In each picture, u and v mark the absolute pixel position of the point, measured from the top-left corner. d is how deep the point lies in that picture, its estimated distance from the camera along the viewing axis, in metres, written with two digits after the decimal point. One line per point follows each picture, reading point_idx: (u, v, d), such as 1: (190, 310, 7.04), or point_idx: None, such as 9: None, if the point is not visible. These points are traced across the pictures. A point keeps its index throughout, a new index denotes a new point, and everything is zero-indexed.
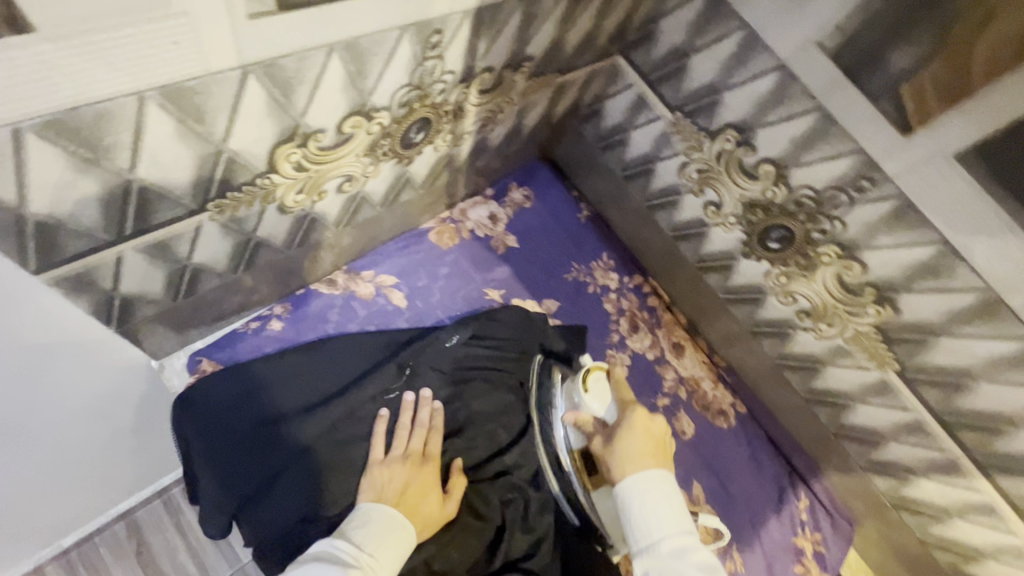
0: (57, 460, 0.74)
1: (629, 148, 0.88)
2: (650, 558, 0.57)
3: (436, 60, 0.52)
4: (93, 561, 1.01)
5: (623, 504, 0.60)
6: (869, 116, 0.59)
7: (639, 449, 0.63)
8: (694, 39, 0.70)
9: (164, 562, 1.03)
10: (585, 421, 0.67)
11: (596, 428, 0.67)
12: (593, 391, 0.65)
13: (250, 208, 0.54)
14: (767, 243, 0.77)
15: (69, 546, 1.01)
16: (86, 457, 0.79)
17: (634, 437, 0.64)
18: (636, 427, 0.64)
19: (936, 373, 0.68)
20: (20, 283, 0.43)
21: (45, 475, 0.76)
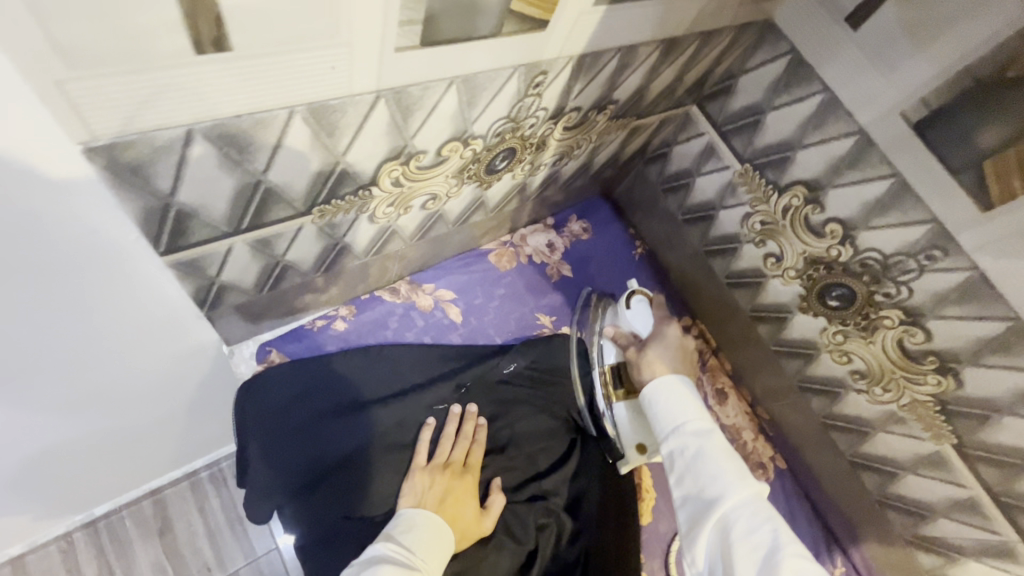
0: (120, 424, 0.79)
1: (693, 193, 0.90)
2: (684, 460, 0.59)
3: (534, 97, 0.56)
4: (119, 533, 1.06)
5: (650, 403, 0.64)
6: (949, 188, 0.60)
7: (670, 361, 0.68)
8: (773, 97, 0.73)
9: (184, 545, 1.08)
10: (622, 337, 0.74)
11: (631, 342, 0.73)
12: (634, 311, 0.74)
13: (346, 216, 0.58)
14: (827, 300, 0.77)
15: (99, 516, 1.06)
16: (145, 426, 0.84)
17: (667, 353, 0.69)
18: (669, 344, 0.70)
19: (996, 452, 0.66)
20: (141, 258, 0.48)
21: (108, 437, 0.81)
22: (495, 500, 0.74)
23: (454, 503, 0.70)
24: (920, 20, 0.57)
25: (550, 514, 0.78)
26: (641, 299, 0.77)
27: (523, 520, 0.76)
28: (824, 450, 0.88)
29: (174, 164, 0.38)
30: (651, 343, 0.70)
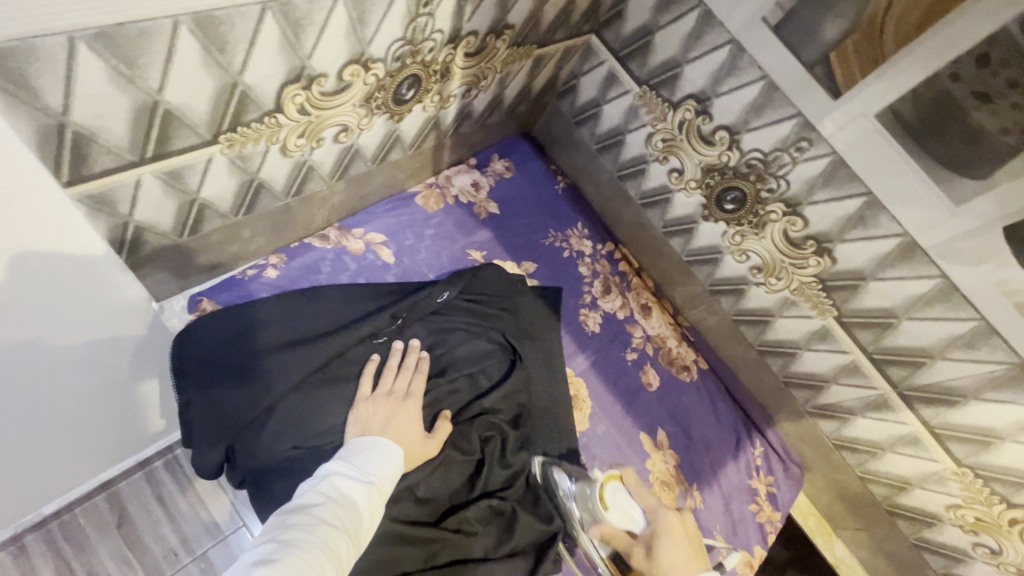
0: (73, 421, 0.77)
1: (601, 122, 0.96)
2: None
3: (427, 17, 0.59)
4: (74, 533, 1.00)
5: None
6: (806, 82, 0.68)
7: (681, 557, 0.64)
8: (658, 17, 0.79)
9: (147, 536, 1.03)
10: (614, 537, 0.69)
11: (626, 541, 0.69)
12: (613, 508, 0.67)
13: (256, 147, 0.60)
14: (723, 204, 0.85)
15: (49, 516, 0.98)
16: (82, 424, 0.81)
17: (671, 546, 0.65)
18: (672, 536, 0.66)
19: (867, 316, 0.77)
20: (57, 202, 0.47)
21: (45, 443, 0.78)
22: (441, 423, 0.78)
23: (400, 428, 0.74)
24: None
25: (496, 427, 0.84)
26: (616, 490, 0.68)
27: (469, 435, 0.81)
28: (737, 344, 0.98)
29: (62, 75, 0.39)
30: (651, 536, 0.67)
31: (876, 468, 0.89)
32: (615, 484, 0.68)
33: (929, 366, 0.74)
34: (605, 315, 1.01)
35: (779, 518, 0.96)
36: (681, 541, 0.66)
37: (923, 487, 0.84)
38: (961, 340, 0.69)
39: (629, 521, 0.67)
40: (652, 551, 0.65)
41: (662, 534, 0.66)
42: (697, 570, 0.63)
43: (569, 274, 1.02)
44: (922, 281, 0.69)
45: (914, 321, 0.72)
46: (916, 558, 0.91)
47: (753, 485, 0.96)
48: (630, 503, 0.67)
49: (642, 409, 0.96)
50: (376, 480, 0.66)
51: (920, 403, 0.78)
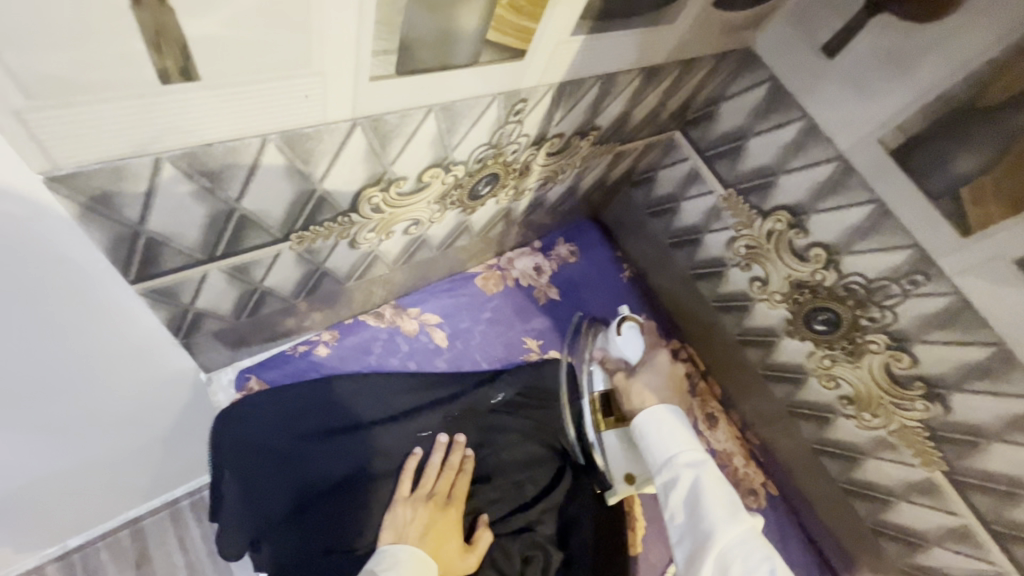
0: (104, 457, 0.76)
1: (678, 217, 0.91)
2: (673, 468, 0.57)
3: (516, 124, 0.56)
4: (93, 567, 0.96)
5: (641, 435, 0.60)
6: (927, 213, 0.61)
7: (660, 386, 0.63)
8: (755, 123, 0.74)
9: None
10: (610, 362, 0.66)
11: (618, 366, 0.66)
12: (625, 336, 0.65)
13: (326, 241, 0.57)
14: (813, 323, 0.77)
15: (73, 548, 0.96)
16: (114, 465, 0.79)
17: (656, 373, 0.64)
18: (660, 369, 0.64)
19: (987, 479, 0.66)
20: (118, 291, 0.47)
21: (77, 476, 0.77)
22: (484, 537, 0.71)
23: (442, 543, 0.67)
24: (896, 50, 0.58)
25: (540, 547, 0.75)
26: (631, 325, 0.66)
27: (509, 553, 0.73)
28: (815, 474, 0.87)
29: (143, 190, 0.37)
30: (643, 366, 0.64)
31: None
32: (633, 322, 0.67)
33: None
34: None
35: None
36: (671, 375, 0.64)
37: None
38: None
39: (631, 353, 0.64)
40: (634, 371, 0.63)
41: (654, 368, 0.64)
42: (671, 401, 0.62)
43: None
44: None
45: None
46: None
47: None
48: (639, 342, 0.65)
49: None
50: None
51: None
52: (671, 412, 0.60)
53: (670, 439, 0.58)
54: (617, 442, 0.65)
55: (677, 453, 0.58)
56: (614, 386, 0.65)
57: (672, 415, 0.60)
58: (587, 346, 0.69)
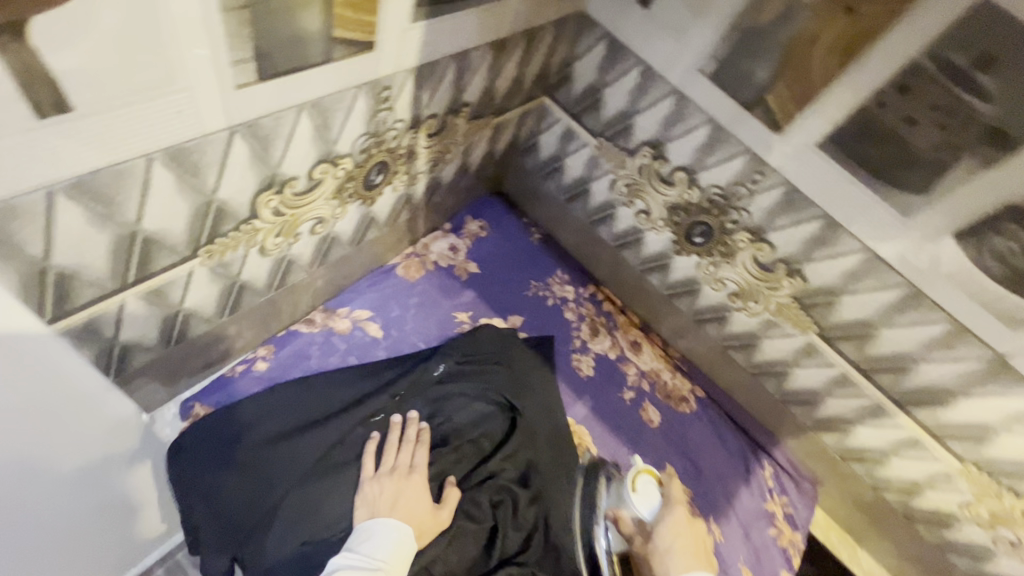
0: None
1: (566, 174, 1.00)
2: None
3: (387, 111, 0.62)
4: None
5: None
6: (749, 121, 0.73)
7: (677, 545, 0.64)
8: (604, 75, 0.84)
9: None
10: (624, 522, 0.68)
11: (636, 531, 0.67)
12: (640, 492, 0.65)
13: (236, 252, 0.61)
14: (693, 238, 0.89)
15: None
16: None
17: (668, 532, 0.65)
18: (684, 533, 0.64)
19: (846, 329, 0.79)
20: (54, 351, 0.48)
21: None
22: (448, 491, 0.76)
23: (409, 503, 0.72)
24: None
25: (506, 490, 0.82)
26: (645, 477, 0.66)
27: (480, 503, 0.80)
28: (729, 368, 1.00)
29: (42, 226, 0.41)
30: (658, 526, 0.65)
31: (884, 473, 0.90)
32: (648, 475, 0.67)
33: (913, 370, 0.76)
34: (597, 357, 1.02)
35: (801, 539, 0.95)
36: (693, 538, 0.65)
37: (932, 488, 0.85)
38: (940, 343, 0.71)
39: (644, 505, 0.65)
40: (652, 533, 0.65)
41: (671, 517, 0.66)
42: (696, 566, 0.62)
43: (556, 321, 1.04)
44: (891, 292, 0.72)
45: (892, 329, 0.75)
46: (943, 562, 0.90)
47: (770, 508, 0.96)
48: (652, 489, 0.66)
49: (648, 446, 0.96)
50: (385, 567, 0.64)
51: (914, 406, 0.79)
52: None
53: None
54: None
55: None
56: (633, 552, 0.67)
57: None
58: (600, 503, 0.70)
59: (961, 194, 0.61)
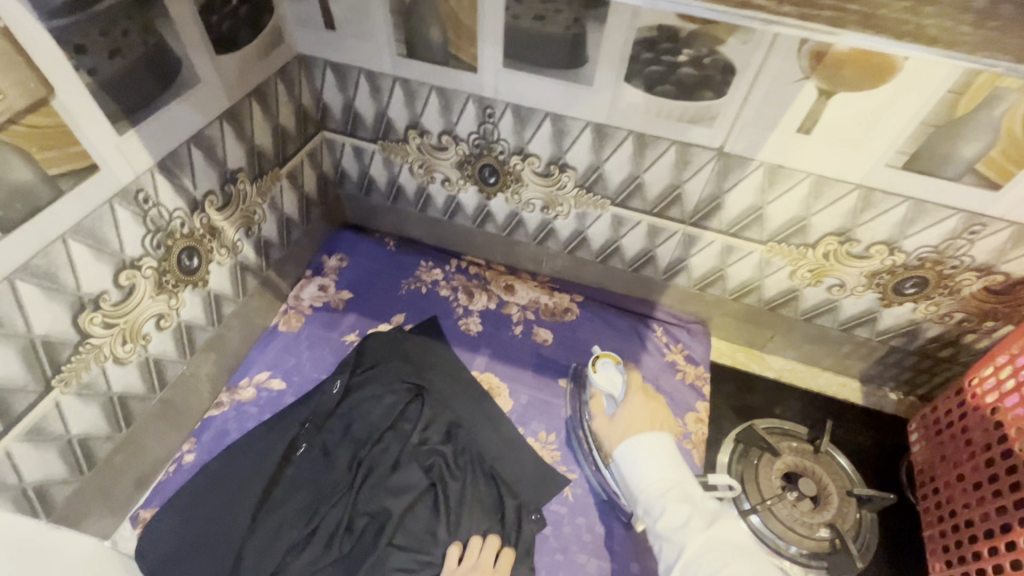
0: None
1: (378, 182, 1.13)
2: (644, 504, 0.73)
3: (157, 207, 0.75)
4: None
5: (621, 464, 0.77)
6: (454, 74, 0.86)
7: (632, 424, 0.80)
8: (347, 93, 0.97)
9: None
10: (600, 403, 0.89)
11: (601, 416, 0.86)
12: (598, 371, 0.92)
13: (91, 371, 0.72)
14: (488, 180, 1.02)
15: None
16: None
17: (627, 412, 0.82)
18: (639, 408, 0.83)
19: (624, 189, 0.92)
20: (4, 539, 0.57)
21: None
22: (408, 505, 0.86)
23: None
24: (352, 3, 0.83)
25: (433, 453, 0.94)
26: (604, 361, 0.93)
27: (413, 474, 0.91)
28: (585, 267, 1.13)
29: None
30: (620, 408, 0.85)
31: (733, 285, 1.02)
32: (606, 359, 0.93)
33: (683, 196, 0.89)
34: (480, 313, 1.14)
35: (706, 370, 1.06)
36: (645, 416, 0.81)
37: (767, 277, 0.97)
38: (680, 163, 0.85)
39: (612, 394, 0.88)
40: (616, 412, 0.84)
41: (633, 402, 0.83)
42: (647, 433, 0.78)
43: (435, 302, 1.16)
44: (627, 145, 0.85)
45: (649, 172, 0.88)
46: (817, 329, 1.03)
47: (671, 359, 1.08)
48: (613, 373, 0.91)
49: (550, 362, 1.08)
50: None
51: (707, 222, 0.92)
52: (657, 438, 0.77)
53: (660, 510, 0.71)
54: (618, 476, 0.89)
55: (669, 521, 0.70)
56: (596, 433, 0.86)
57: (647, 442, 0.76)
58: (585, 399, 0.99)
59: (607, 50, 0.74)
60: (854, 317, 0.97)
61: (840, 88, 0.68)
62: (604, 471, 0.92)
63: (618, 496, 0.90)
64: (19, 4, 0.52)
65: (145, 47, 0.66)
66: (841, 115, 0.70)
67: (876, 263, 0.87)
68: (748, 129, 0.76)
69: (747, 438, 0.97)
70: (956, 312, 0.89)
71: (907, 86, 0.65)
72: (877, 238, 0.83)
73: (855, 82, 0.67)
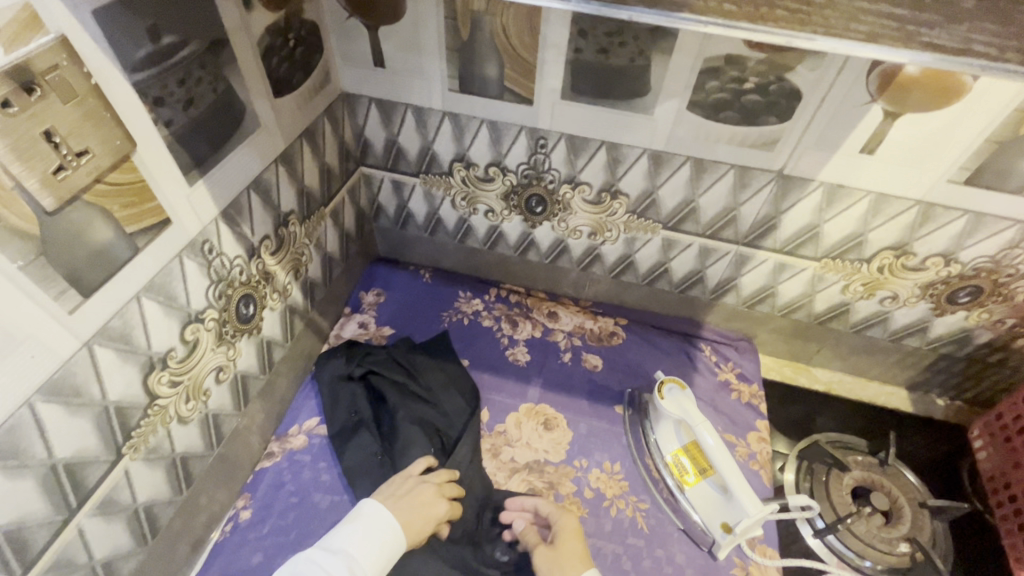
0: None
1: (416, 215, 1.11)
2: None
3: (220, 257, 0.72)
4: None
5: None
6: (508, 106, 0.85)
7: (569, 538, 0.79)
8: (391, 129, 0.96)
9: None
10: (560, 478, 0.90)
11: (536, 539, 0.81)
12: (666, 397, 0.92)
13: (157, 433, 0.68)
14: (534, 210, 1.01)
15: None
16: None
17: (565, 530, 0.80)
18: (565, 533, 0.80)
19: (677, 213, 0.92)
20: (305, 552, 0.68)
21: None
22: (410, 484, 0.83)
23: None
24: (405, 40, 0.82)
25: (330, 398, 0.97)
26: (670, 386, 0.93)
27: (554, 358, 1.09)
28: (630, 289, 1.12)
29: None
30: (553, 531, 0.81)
31: (783, 301, 1.02)
32: (672, 384, 0.93)
33: (737, 218, 0.90)
34: (526, 342, 1.12)
35: (760, 388, 1.06)
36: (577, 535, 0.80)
37: (818, 292, 0.98)
38: (737, 187, 0.85)
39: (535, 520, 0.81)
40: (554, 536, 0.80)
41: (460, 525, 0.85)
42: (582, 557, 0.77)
43: (478, 334, 1.12)
44: (682, 170, 0.86)
45: (704, 196, 0.88)
46: (866, 341, 1.04)
47: (723, 378, 1.07)
48: (682, 396, 0.91)
49: (603, 389, 1.06)
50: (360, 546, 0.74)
51: (759, 241, 0.92)
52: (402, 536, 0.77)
53: (356, 531, 0.74)
54: (696, 503, 0.89)
55: (351, 539, 0.73)
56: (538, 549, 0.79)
57: (397, 536, 0.76)
58: (652, 422, 0.98)
59: (671, 79, 0.75)
60: (905, 327, 0.99)
61: (908, 109, 0.69)
62: (676, 495, 0.91)
63: (694, 520, 0.89)
64: (107, 59, 0.50)
65: (215, 95, 0.64)
66: (905, 134, 0.72)
67: (931, 274, 0.88)
68: (811, 151, 0.77)
69: (810, 454, 0.97)
70: (1009, 318, 0.91)
71: (974, 104, 0.67)
72: (935, 250, 0.84)
73: (921, 104, 0.68)
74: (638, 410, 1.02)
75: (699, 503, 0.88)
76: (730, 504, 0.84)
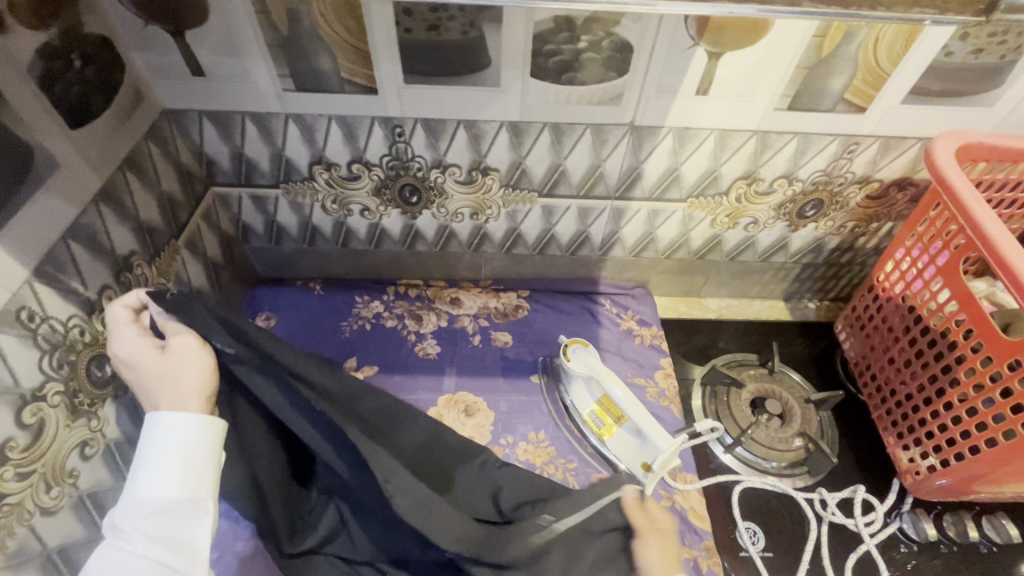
0: None
1: (288, 227, 1.04)
2: None
3: (48, 322, 0.63)
4: None
5: None
6: (353, 97, 0.81)
7: None
8: (234, 142, 0.88)
9: None
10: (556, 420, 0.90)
11: None
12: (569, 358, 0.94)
13: (17, 535, 0.60)
14: (409, 200, 0.98)
15: None
16: None
17: None
18: None
19: (548, 179, 0.93)
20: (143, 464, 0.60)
21: None
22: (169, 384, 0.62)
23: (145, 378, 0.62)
24: (221, 44, 0.75)
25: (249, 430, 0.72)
26: (574, 347, 0.95)
27: (463, 349, 1.08)
28: (525, 261, 1.13)
29: None
30: None
31: (664, 244, 1.08)
32: (574, 344, 0.96)
33: (604, 175, 0.92)
34: (434, 334, 1.10)
35: (659, 328, 1.12)
36: None
37: (691, 231, 1.04)
38: (597, 144, 0.87)
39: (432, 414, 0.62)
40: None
41: (181, 350, 0.63)
42: None
43: (382, 336, 1.09)
44: (543, 137, 0.86)
45: (569, 158, 0.90)
46: (742, 266, 1.13)
47: (626, 327, 1.12)
48: (586, 354, 0.94)
49: (516, 363, 1.07)
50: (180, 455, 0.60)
51: (630, 192, 0.96)
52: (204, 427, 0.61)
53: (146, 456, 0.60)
54: (618, 453, 0.93)
55: (143, 474, 0.59)
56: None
57: (194, 434, 0.61)
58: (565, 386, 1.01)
59: (509, 47, 0.74)
60: (771, 247, 1.08)
61: (726, 48, 0.74)
62: (599, 448, 0.95)
63: (619, 467, 0.93)
64: None
65: None
66: (730, 71, 0.77)
67: (780, 195, 0.96)
68: (653, 99, 0.80)
69: (711, 379, 1.05)
70: (848, 221, 1.02)
71: (780, 34, 0.72)
72: (778, 173, 0.92)
73: (736, 42, 0.73)
74: (554, 377, 1.04)
75: (619, 451, 0.92)
76: (646, 444, 0.89)
